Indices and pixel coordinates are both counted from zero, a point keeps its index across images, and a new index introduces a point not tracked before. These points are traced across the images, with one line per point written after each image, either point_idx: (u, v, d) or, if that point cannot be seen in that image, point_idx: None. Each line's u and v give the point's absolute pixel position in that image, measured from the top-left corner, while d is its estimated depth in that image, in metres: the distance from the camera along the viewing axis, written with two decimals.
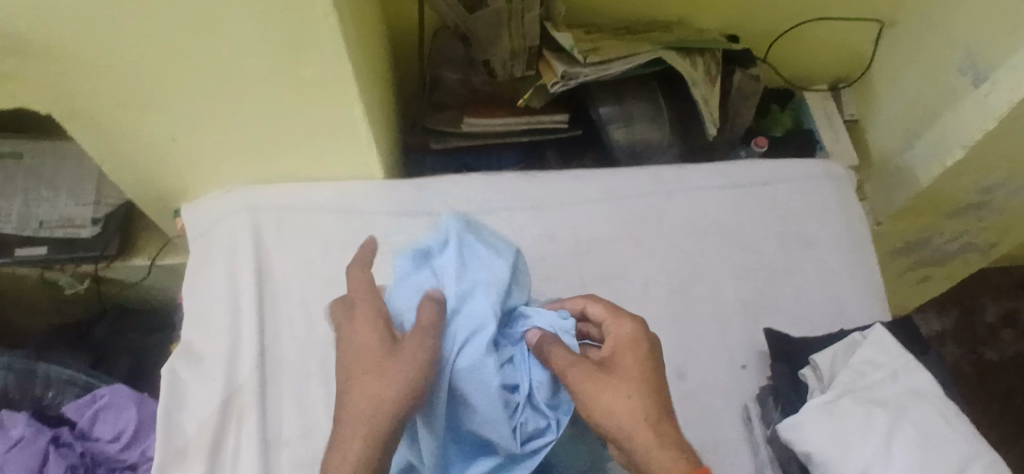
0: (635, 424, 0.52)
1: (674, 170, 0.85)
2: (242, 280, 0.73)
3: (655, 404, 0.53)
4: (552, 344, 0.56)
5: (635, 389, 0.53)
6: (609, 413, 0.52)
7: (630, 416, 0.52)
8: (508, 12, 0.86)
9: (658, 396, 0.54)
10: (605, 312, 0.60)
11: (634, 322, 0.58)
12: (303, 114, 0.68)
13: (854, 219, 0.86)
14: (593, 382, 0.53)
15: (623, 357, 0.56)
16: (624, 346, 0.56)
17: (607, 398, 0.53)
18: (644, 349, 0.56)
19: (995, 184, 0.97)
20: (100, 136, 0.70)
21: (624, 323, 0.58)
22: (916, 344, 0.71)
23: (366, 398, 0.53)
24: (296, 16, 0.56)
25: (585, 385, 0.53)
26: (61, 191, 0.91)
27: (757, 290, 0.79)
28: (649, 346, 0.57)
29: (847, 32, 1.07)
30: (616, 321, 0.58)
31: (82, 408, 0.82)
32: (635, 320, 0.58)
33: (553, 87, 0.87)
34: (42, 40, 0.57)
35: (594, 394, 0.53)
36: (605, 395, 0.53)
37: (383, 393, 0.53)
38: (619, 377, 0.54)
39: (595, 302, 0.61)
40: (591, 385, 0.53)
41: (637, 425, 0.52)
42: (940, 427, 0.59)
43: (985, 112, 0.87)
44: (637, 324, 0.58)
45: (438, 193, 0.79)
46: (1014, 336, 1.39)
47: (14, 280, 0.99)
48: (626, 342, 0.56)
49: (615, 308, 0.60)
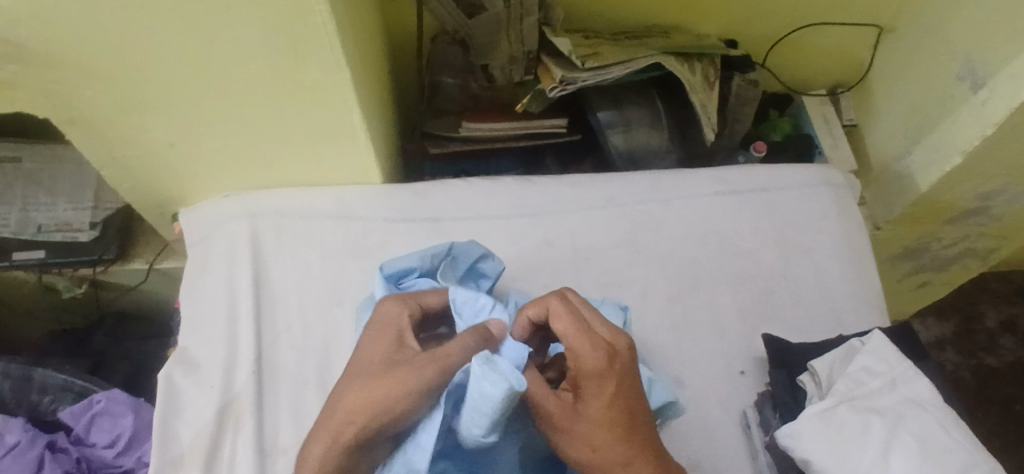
0: (607, 473, 0.54)
1: (672, 176, 0.85)
2: (240, 286, 0.73)
3: (629, 449, 0.54)
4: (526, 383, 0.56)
5: (607, 439, 0.54)
6: (582, 463, 0.54)
7: (602, 465, 0.54)
8: (507, 18, 0.88)
9: (630, 437, 0.55)
10: (569, 330, 0.56)
11: (597, 355, 0.55)
12: (302, 119, 0.68)
13: (852, 224, 0.86)
14: (565, 437, 0.54)
15: (591, 400, 0.55)
16: (587, 385, 0.55)
17: (576, 449, 0.54)
18: (612, 386, 0.55)
19: (994, 190, 0.97)
20: (99, 142, 0.70)
21: (587, 353, 0.55)
22: (914, 352, 0.71)
23: (365, 396, 0.52)
24: (297, 23, 0.56)
25: (559, 440, 0.55)
26: (60, 196, 0.91)
27: (754, 297, 0.79)
28: (615, 380, 0.55)
29: (846, 38, 1.07)
30: (579, 351, 0.56)
31: (77, 414, 0.81)
32: (598, 350, 0.55)
33: (550, 91, 0.86)
34: (41, 46, 0.57)
35: (567, 445, 0.54)
36: (578, 449, 0.54)
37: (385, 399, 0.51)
38: (590, 427, 0.54)
39: (558, 319, 0.57)
40: (563, 441, 0.54)
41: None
42: (938, 434, 0.59)
43: (984, 118, 0.87)
44: (602, 357, 0.55)
45: (435, 199, 0.79)
46: (1014, 342, 1.39)
47: (12, 284, 0.99)
48: (593, 379, 0.55)
49: (579, 326, 0.57)
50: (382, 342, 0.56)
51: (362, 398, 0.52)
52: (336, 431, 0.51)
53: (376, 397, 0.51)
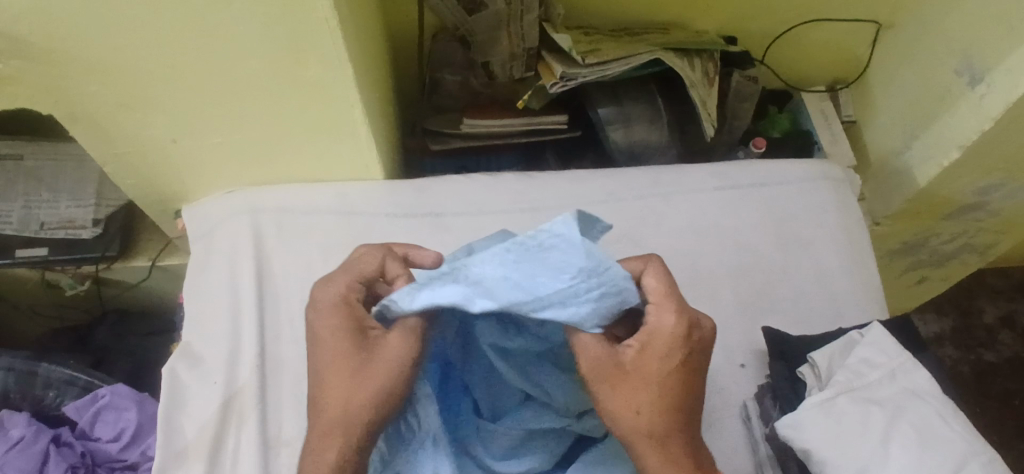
0: (636, 437, 0.54)
1: (672, 171, 0.85)
2: (242, 281, 0.73)
3: (669, 424, 0.55)
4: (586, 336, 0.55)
5: (650, 405, 0.54)
6: (614, 417, 0.54)
7: (636, 427, 0.54)
8: (508, 16, 0.88)
9: (677, 414, 0.55)
10: (659, 295, 0.58)
11: (677, 320, 0.56)
12: (302, 114, 0.68)
13: (851, 218, 0.86)
14: (614, 382, 0.54)
15: (651, 358, 0.55)
16: (657, 347, 0.56)
17: (617, 405, 0.54)
18: (681, 356, 0.56)
19: (993, 185, 0.98)
20: (102, 138, 0.70)
21: (666, 319, 0.56)
22: (913, 344, 0.71)
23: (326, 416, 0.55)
24: (298, 19, 0.57)
25: (602, 389, 0.54)
26: (62, 193, 0.92)
27: (754, 290, 0.79)
28: (682, 355, 0.56)
29: (844, 34, 1.08)
30: (661, 311, 0.57)
31: (81, 408, 0.82)
32: (681, 320, 0.56)
33: (553, 87, 0.87)
34: (46, 42, 0.58)
35: (606, 394, 0.54)
36: (617, 404, 0.54)
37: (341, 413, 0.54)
38: (639, 387, 0.55)
39: (653, 276, 0.58)
40: (608, 392, 0.54)
41: (640, 440, 0.54)
42: (938, 425, 0.59)
43: (983, 113, 0.87)
44: (683, 325, 0.56)
45: (437, 194, 0.80)
46: (1012, 338, 1.40)
47: (15, 282, 1.00)
48: (662, 343, 0.56)
49: (674, 293, 0.58)
50: (325, 339, 0.56)
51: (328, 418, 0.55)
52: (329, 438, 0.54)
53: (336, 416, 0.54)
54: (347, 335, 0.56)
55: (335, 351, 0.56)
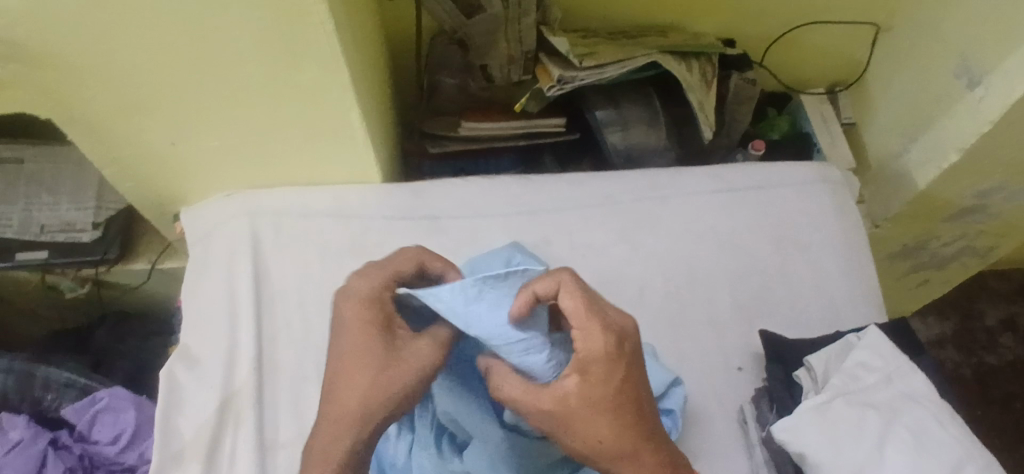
0: (610, 462, 0.54)
1: (670, 174, 0.85)
2: (241, 284, 0.73)
3: (634, 438, 0.53)
4: (513, 386, 0.54)
5: (610, 432, 0.53)
6: (582, 452, 0.54)
7: (607, 455, 0.53)
8: (506, 18, 0.88)
9: (637, 428, 0.54)
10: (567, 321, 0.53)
11: (603, 341, 0.53)
12: (300, 117, 0.69)
13: (849, 221, 0.86)
14: (565, 422, 0.53)
15: (593, 389, 0.53)
16: (594, 372, 0.53)
17: (579, 442, 0.53)
18: (618, 375, 0.53)
19: (992, 188, 0.97)
20: (100, 141, 0.70)
21: (593, 340, 0.53)
22: (910, 347, 0.71)
23: (345, 402, 0.54)
24: (294, 22, 0.57)
25: (558, 431, 0.53)
26: (63, 196, 0.92)
27: (751, 293, 0.79)
28: (620, 371, 0.53)
29: (842, 37, 1.08)
30: (583, 335, 0.53)
31: (81, 410, 0.82)
32: (604, 337, 0.53)
33: (548, 90, 0.87)
34: (43, 46, 0.58)
35: (565, 437, 0.53)
36: (578, 442, 0.53)
37: (363, 400, 0.54)
38: (593, 420, 0.52)
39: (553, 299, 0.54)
40: (565, 435, 0.53)
41: (616, 464, 0.53)
42: (935, 429, 0.59)
43: (980, 114, 0.87)
44: (609, 341, 0.53)
45: (434, 197, 0.80)
46: (1014, 341, 1.39)
47: (15, 284, 1.00)
48: (598, 368, 0.53)
49: (580, 313, 0.53)
50: (349, 332, 0.56)
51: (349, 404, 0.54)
52: (344, 423, 0.54)
53: (359, 403, 0.54)
54: (375, 325, 0.56)
55: (357, 351, 0.55)
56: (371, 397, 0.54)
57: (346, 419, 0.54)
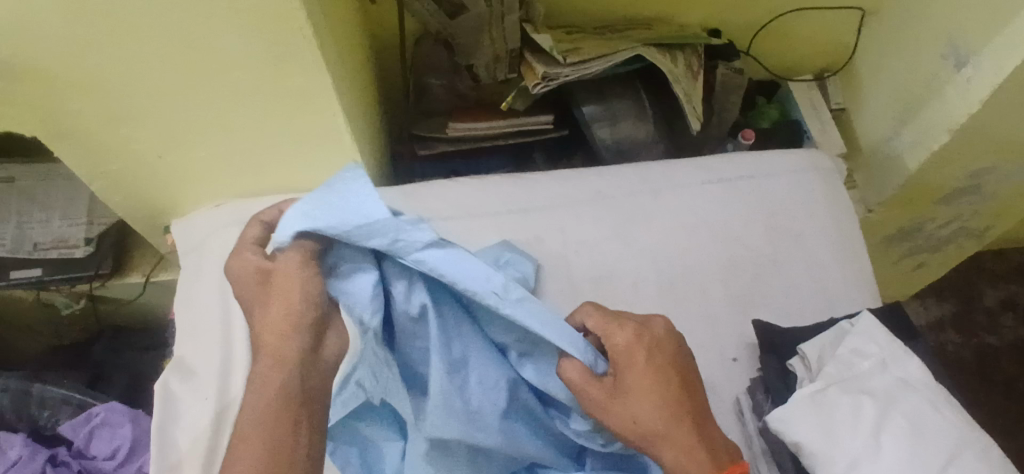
0: (652, 443, 0.56)
1: (660, 167, 0.85)
2: (234, 292, 0.73)
3: (668, 420, 0.56)
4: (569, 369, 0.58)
5: (646, 412, 0.56)
6: (625, 433, 0.56)
7: (647, 436, 0.56)
8: (490, 17, 0.87)
9: (673, 411, 0.57)
10: (601, 322, 0.60)
11: (630, 333, 0.59)
12: (289, 124, 0.69)
13: (841, 207, 0.86)
14: (609, 403, 0.57)
15: (628, 375, 0.58)
16: (627, 361, 0.58)
17: (621, 422, 0.56)
18: (647, 361, 0.58)
19: (985, 169, 0.97)
20: (87, 155, 0.70)
21: (619, 332, 0.59)
22: (905, 331, 0.71)
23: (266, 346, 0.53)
24: (277, 30, 0.57)
25: (602, 413, 0.57)
26: (55, 213, 0.92)
27: (745, 283, 0.79)
28: (648, 358, 0.58)
29: (829, 23, 1.08)
30: (611, 331, 0.59)
31: (77, 426, 0.82)
32: (628, 330, 0.59)
33: (534, 88, 0.87)
34: (25, 63, 0.58)
35: (611, 418, 0.56)
36: (620, 422, 0.56)
37: (276, 332, 0.52)
38: (630, 401, 0.56)
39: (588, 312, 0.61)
40: (608, 416, 0.57)
41: (659, 444, 0.56)
42: (931, 414, 0.59)
43: (970, 95, 0.86)
44: (633, 334, 0.59)
45: (423, 199, 0.80)
46: (1014, 320, 1.39)
47: (11, 303, 1.00)
48: (625, 354, 0.58)
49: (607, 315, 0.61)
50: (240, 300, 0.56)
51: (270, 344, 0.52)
52: (274, 360, 0.51)
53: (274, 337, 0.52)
54: (257, 279, 0.56)
55: (255, 301, 0.56)
56: (282, 327, 0.52)
57: (271, 357, 0.52)
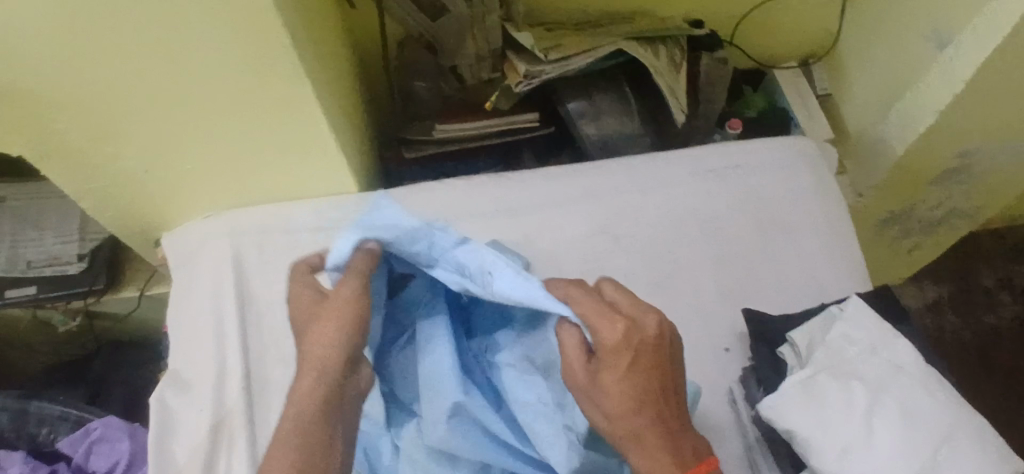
0: (622, 438, 0.56)
1: (646, 161, 0.85)
2: (225, 303, 0.73)
3: (640, 419, 0.56)
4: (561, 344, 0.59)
5: (620, 410, 0.56)
6: (598, 424, 0.57)
7: (617, 431, 0.56)
8: (471, 17, 0.88)
9: (648, 409, 0.56)
10: (591, 309, 0.59)
11: (618, 327, 0.57)
12: (275, 134, 0.69)
13: (828, 193, 0.86)
14: (586, 392, 0.57)
15: (608, 369, 0.57)
16: (609, 356, 0.57)
17: (594, 413, 0.57)
18: (628, 359, 0.56)
19: (973, 149, 0.97)
20: (74, 173, 0.70)
21: (606, 326, 0.57)
22: (895, 314, 0.71)
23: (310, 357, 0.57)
24: (257, 42, 0.57)
25: (579, 399, 0.58)
26: (47, 231, 0.93)
27: (735, 273, 0.79)
28: (631, 356, 0.56)
29: (811, 9, 1.08)
30: (599, 322, 0.58)
31: (76, 442, 0.83)
32: (615, 326, 0.57)
33: (518, 86, 0.88)
34: (7, 84, 0.58)
35: (587, 406, 0.57)
36: (592, 414, 0.57)
37: (321, 348, 0.57)
38: (606, 396, 0.56)
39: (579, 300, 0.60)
40: (585, 404, 0.57)
41: (630, 439, 0.56)
42: (921, 396, 0.59)
43: (951, 76, 0.86)
44: (619, 329, 0.57)
45: (410, 202, 0.80)
46: (1012, 299, 1.39)
47: (9, 322, 1.01)
48: (609, 350, 0.57)
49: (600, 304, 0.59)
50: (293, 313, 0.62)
51: (313, 357, 0.57)
52: (315, 373, 0.56)
53: (318, 352, 0.57)
54: (312, 294, 0.62)
55: (307, 318, 0.61)
56: (330, 342, 0.58)
57: (312, 368, 0.57)
